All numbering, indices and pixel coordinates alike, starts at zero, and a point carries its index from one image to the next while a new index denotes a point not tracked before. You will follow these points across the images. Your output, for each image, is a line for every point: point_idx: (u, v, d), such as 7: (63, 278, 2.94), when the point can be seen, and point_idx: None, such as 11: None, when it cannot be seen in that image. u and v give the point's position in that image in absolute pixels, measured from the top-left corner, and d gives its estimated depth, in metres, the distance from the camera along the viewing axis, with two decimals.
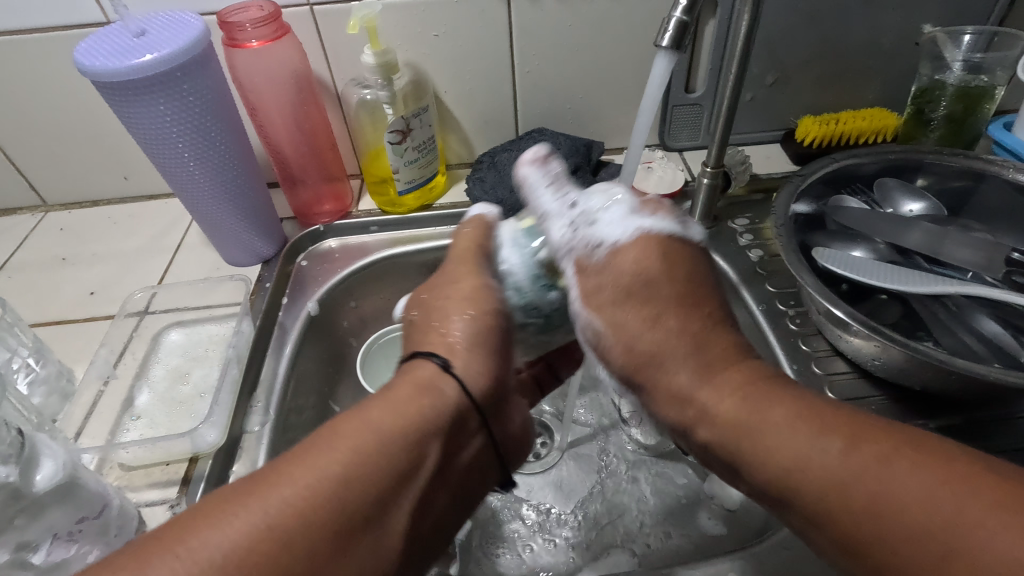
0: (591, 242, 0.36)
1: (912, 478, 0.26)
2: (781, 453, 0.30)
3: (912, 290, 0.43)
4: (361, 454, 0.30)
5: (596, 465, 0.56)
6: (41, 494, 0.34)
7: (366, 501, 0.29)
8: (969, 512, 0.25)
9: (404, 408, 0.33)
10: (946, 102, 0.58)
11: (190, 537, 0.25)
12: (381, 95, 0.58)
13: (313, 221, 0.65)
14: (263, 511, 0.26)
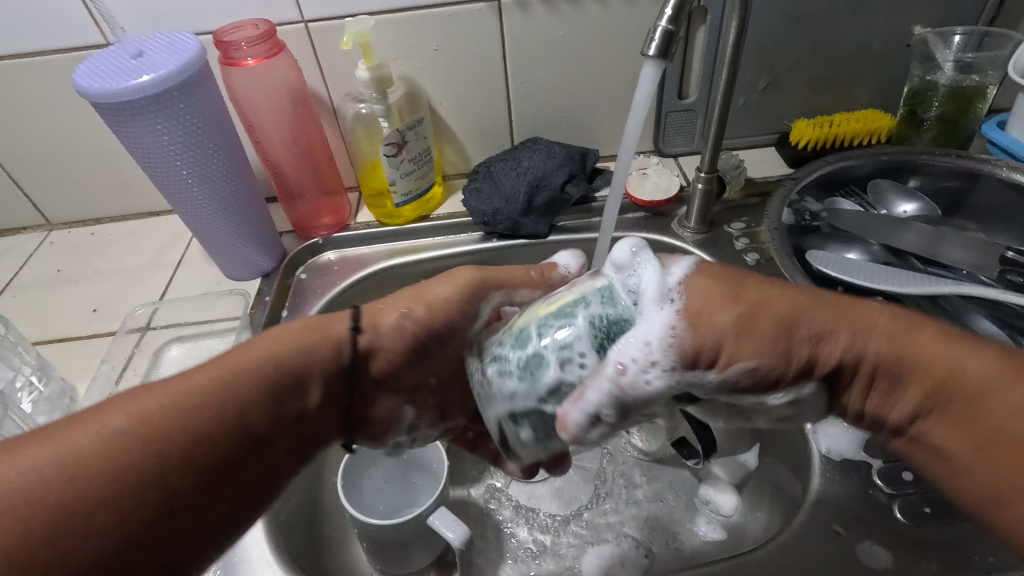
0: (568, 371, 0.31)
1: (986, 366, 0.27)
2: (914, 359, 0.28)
3: (905, 291, 0.43)
4: (192, 402, 0.31)
5: (596, 473, 0.56)
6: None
7: (219, 428, 0.31)
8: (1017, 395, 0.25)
9: (273, 344, 0.37)
10: (938, 103, 0.58)
11: (29, 456, 0.27)
12: (377, 109, 0.58)
13: (312, 234, 0.66)
14: (116, 431, 0.29)
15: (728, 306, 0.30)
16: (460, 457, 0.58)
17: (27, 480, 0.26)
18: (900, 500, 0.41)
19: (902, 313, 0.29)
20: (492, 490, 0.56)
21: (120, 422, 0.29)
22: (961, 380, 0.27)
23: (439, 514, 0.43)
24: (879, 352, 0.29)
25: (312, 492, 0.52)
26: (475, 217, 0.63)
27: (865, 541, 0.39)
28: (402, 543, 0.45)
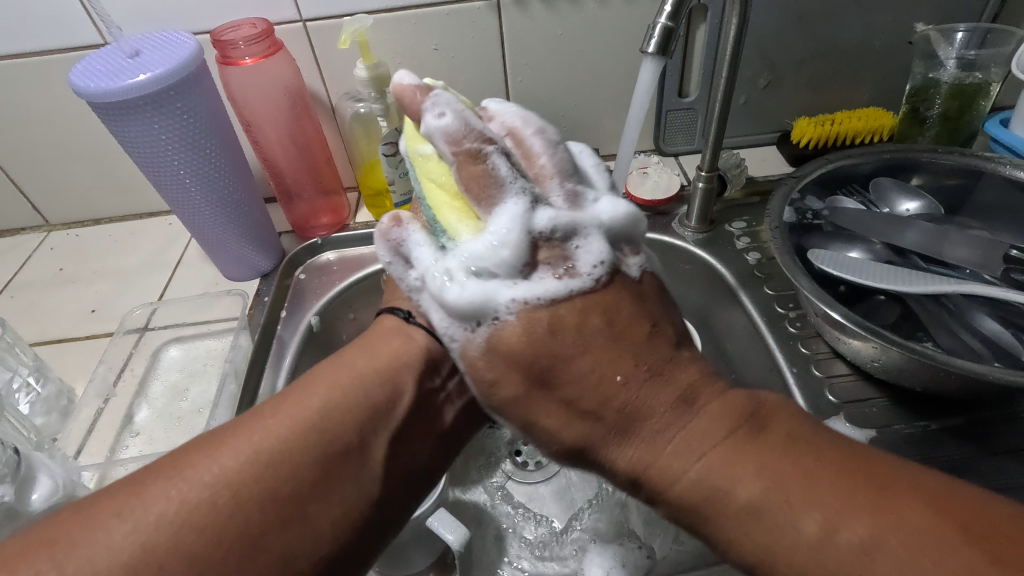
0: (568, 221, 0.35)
1: (858, 525, 0.26)
2: (793, 528, 0.27)
3: (909, 290, 0.43)
4: (326, 412, 0.32)
5: (596, 474, 0.56)
6: (36, 513, 0.33)
7: (354, 421, 0.33)
8: (894, 547, 0.25)
9: (335, 378, 0.34)
10: (941, 101, 0.58)
11: (154, 498, 0.27)
12: (375, 108, 0.58)
13: (311, 234, 0.66)
14: (241, 460, 0.29)
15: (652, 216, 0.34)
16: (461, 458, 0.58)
17: (169, 508, 0.27)
18: None
19: (743, 440, 0.30)
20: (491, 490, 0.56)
21: (224, 458, 0.29)
22: (733, 500, 0.29)
23: (439, 516, 0.43)
24: (745, 495, 0.29)
25: None
26: None
27: None
28: (402, 545, 0.44)
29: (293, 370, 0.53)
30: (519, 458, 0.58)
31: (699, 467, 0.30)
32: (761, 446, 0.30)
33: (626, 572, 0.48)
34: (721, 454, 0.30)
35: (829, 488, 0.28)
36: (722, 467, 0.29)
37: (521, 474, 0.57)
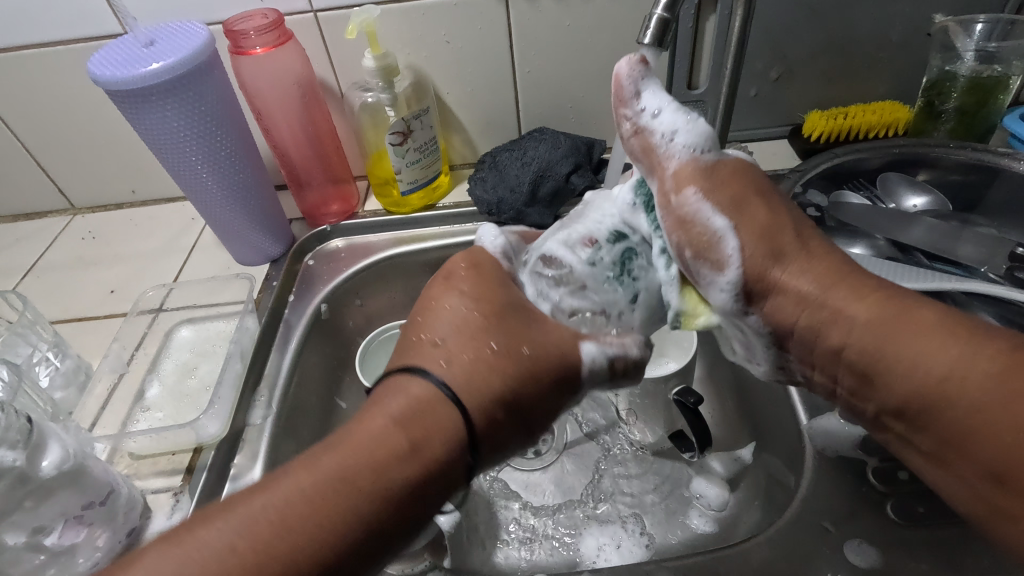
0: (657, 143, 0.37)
1: (971, 367, 0.28)
2: (923, 367, 0.29)
3: (909, 288, 0.42)
4: (359, 460, 0.29)
5: (592, 465, 0.57)
6: (46, 478, 0.35)
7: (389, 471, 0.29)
8: (976, 372, 0.28)
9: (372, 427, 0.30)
10: (957, 94, 0.57)
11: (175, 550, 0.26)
12: (383, 98, 0.59)
13: (322, 222, 0.67)
14: (299, 496, 0.28)
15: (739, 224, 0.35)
16: None
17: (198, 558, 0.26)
18: (892, 499, 0.40)
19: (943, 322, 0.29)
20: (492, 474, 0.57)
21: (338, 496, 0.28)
22: (939, 372, 0.28)
23: None
24: (846, 333, 0.32)
25: None
26: (481, 207, 0.65)
27: (852, 538, 0.39)
28: None
29: (299, 353, 0.56)
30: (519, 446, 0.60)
31: (861, 314, 0.31)
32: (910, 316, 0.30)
33: (620, 552, 0.51)
34: (932, 369, 0.29)
35: (906, 352, 0.30)
36: (894, 323, 0.30)
37: (520, 461, 0.59)
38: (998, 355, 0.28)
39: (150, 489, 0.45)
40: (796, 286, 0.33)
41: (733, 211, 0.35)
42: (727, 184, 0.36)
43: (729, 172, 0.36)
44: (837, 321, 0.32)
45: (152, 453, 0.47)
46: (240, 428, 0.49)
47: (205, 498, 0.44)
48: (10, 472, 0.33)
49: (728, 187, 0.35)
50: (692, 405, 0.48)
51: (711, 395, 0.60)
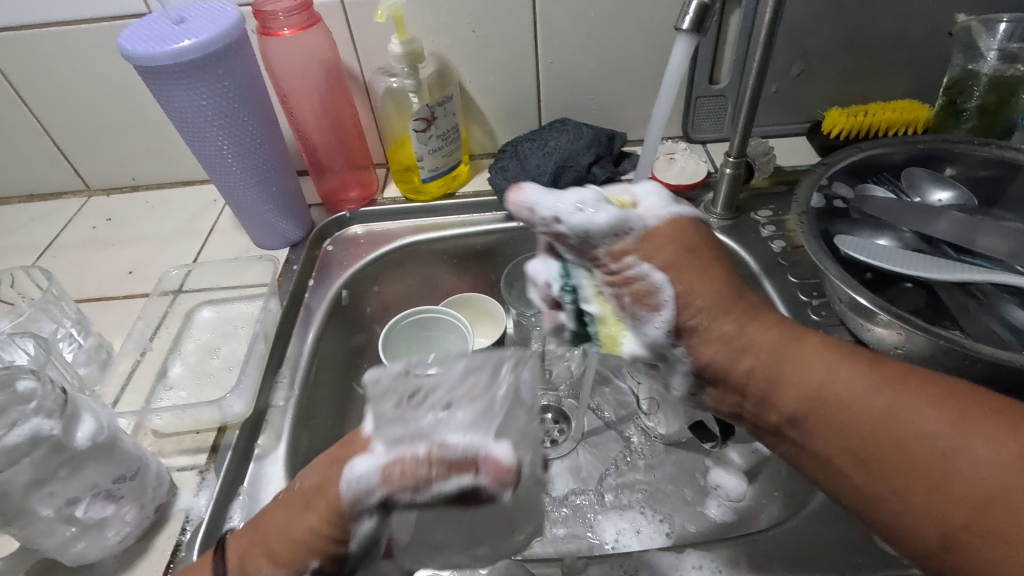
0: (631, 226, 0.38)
1: (877, 391, 0.33)
2: (835, 391, 0.34)
3: (939, 277, 0.42)
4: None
5: (611, 458, 0.58)
6: (80, 449, 0.35)
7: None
8: (913, 416, 0.32)
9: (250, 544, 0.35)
10: (979, 93, 0.57)
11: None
12: (407, 84, 0.59)
13: (339, 208, 0.68)
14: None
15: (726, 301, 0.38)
16: None
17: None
18: None
19: (841, 352, 0.35)
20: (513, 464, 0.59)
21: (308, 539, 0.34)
22: (844, 396, 0.34)
23: None
24: (790, 397, 0.35)
25: None
26: (500, 196, 0.65)
27: None
28: None
29: (319, 336, 0.56)
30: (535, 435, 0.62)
31: (768, 340, 0.37)
32: (805, 341, 0.36)
33: (640, 537, 0.52)
34: (844, 385, 0.34)
35: (843, 384, 0.34)
36: (824, 364, 0.35)
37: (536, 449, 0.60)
38: (883, 378, 0.33)
39: (174, 466, 0.45)
40: (722, 337, 0.38)
41: (681, 302, 0.38)
42: (659, 252, 0.38)
43: (668, 231, 0.39)
44: (773, 385, 0.36)
45: (176, 430, 0.47)
46: (263, 409, 0.49)
47: (230, 477, 0.44)
48: (47, 440, 0.33)
49: (667, 248, 0.38)
50: None
51: None
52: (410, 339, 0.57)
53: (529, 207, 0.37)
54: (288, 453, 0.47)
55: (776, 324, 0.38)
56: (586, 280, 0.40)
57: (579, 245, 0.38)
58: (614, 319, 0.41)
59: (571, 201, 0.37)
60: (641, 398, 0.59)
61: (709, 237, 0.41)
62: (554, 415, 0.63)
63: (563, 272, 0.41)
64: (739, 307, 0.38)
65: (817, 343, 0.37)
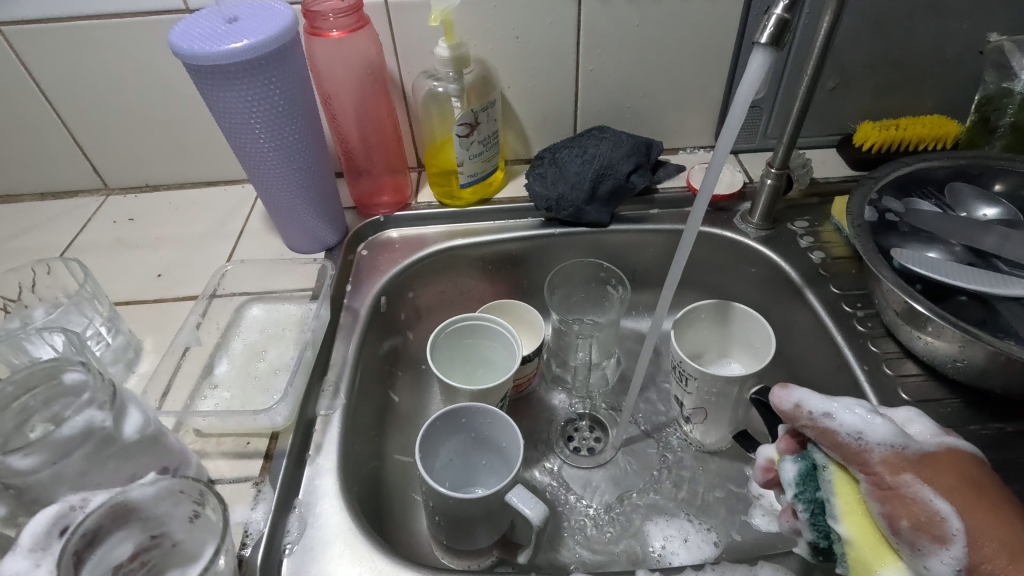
0: (841, 424, 0.34)
1: None
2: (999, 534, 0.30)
3: (993, 291, 0.43)
4: None
5: (653, 467, 0.59)
6: (128, 441, 0.35)
7: None
8: None
9: None
10: (1013, 110, 0.59)
11: None
12: (451, 89, 0.58)
13: (372, 211, 0.67)
14: None
15: (952, 488, 0.32)
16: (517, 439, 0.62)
17: None
18: None
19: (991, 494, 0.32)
20: (553, 473, 0.59)
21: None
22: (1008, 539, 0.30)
23: (517, 491, 0.44)
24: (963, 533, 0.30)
25: (375, 465, 0.53)
26: (538, 202, 0.64)
27: None
28: (474, 520, 0.45)
29: (362, 343, 0.55)
30: (573, 444, 0.61)
31: (956, 488, 0.32)
32: (973, 479, 0.32)
33: (689, 546, 0.53)
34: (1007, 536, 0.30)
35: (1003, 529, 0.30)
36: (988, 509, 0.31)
37: (574, 458, 0.60)
38: None
39: (226, 478, 0.43)
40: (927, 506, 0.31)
41: (890, 489, 0.32)
42: (931, 473, 0.32)
43: (949, 457, 0.33)
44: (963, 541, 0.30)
45: (226, 440, 0.45)
46: (311, 418, 0.48)
47: (285, 489, 0.43)
48: (98, 432, 0.34)
49: (950, 473, 0.32)
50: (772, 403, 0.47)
51: None
52: (453, 346, 0.56)
53: (796, 403, 0.36)
54: (340, 463, 0.46)
55: (967, 479, 0.32)
56: (831, 496, 0.35)
57: (848, 447, 0.34)
58: (872, 541, 0.33)
59: (842, 417, 0.35)
60: (687, 407, 0.55)
61: (995, 483, 0.33)
62: (589, 423, 0.63)
63: (806, 480, 0.36)
64: (969, 490, 0.32)
65: (981, 483, 0.32)
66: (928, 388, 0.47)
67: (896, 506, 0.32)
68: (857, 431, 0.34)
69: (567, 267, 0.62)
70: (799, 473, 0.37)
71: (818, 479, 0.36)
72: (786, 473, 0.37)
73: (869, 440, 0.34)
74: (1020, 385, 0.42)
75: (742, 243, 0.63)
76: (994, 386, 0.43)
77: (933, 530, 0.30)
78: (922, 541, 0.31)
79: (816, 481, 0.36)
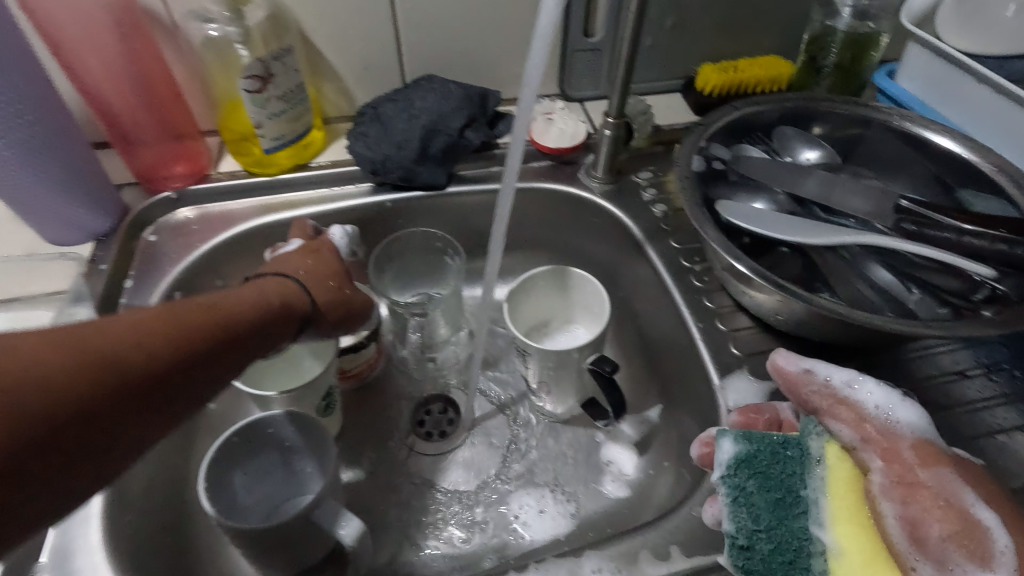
0: (856, 404, 0.34)
1: None
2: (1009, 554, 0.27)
3: (810, 242, 0.42)
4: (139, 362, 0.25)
5: (505, 443, 0.56)
6: None
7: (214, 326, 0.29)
8: None
9: (167, 319, 0.27)
10: (836, 49, 0.58)
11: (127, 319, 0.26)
12: (231, 31, 0.49)
13: (162, 187, 0.55)
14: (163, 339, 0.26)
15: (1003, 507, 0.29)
16: (361, 432, 0.56)
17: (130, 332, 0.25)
18: None
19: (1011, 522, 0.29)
20: (400, 465, 0.54)
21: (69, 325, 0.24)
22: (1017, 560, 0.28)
23: (329, 511, 0.39)
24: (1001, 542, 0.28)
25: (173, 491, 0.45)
26: (362, 165, 0.56)
27: None
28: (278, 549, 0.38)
29: None
30: (424, 429, 0.57)
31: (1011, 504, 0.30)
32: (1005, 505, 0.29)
33: (548, 515, 0.51)
34: None
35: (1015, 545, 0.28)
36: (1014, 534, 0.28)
37: (426, 445, 0.56)
38: None
39: None
40: (949, 510, 0.28)
41: (903, 486, 0.30)
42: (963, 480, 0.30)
43: (978, 475, 0.31)
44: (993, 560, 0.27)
45: None
46: None
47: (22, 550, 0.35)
48: None
49: (987, 485, 0.30)
50: (608, 373, 0.47)
51: (619, 357, 0.60)
52: None
53: (805, 372, 0.36)
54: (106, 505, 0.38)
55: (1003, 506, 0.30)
56: (813, 491, 0.32)
57: (874, 432, 0.33)
58: (861, 547, 0.30)
59: (869, 394, 0.34)
60: (531, 381, 0.52)
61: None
62: (441, 404, 0.59)
63: (746, 464, 0.34)
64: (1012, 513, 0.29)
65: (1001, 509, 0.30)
66: (759, 340, 0.47)
67: (920, 508, 0.29)
68: (887, 412, 0.33)
69: (400, 237, 0.54)
70: (739, 454, 0.34)
71: (796, 474, 0.33)
72: (721, 453, 0.34)
73: (896, 419, 0.33)
74: (833, 335, 0.42)
75: (585, 198, 0.59)
76: (814, 335, 0.43)
77: (975, 544, 0.27)
78: (956, 556, 0.27)
79: (779, 469, 0.33)
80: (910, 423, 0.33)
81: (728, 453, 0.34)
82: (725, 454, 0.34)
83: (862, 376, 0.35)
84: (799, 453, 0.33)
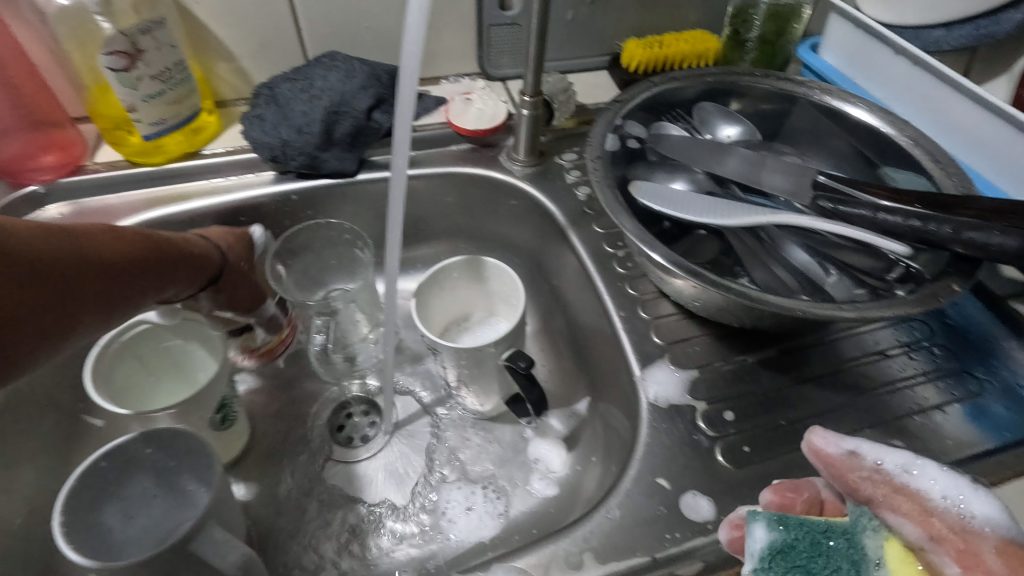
0: (901, 486, 0.26)
1: None
2: None
3: (728, 224, 0.40)
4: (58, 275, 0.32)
5: (428, 444, 0.52)
6: None
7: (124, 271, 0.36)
8: None
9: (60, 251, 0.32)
10: (760, 22, 0.56)
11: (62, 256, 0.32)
12: (87, 1, 0.43)
13: (30, 180, 0.49)
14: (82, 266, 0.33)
15: None
16: (272, 441, 0.52)
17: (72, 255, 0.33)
18: (720, 443, 0.38)
19: None
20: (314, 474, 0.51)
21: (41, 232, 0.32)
22: None
23: (209, 536, 0.33)
24: None
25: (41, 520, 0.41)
26: (259, 152, 0.51)
27: (689, 492, 0.36)
28: None
29: None
30: (342, 435, 0.53)
31: None
32: None
33: (476, 515, 0.48)
34: None
35: None
36: None
37: (343, 452, 0.52)
38: None
39: None
40: None
41: None
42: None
43: None
44: None
45: None
46: None
47: None
48: None
49: None
50: (523, 369, 0.44)
51: (548, 348, 0.57)
52: (146, 359, 0.46)
53: (846, 452, 0.27)
54: None
55: None
56: None
57: (929, 529, 0.25)
58: None
59: (933, 481, 0.26)
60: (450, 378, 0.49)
61: None
62: (362, 407, 0.55)
63: (781, 556, 0.26)
64: None
65: None
66: (683, 328, 0.45)
67: None
68: (954, 500, 0.25)
69: (301, 231, 0.51)
70: (772, 544, 0.26)
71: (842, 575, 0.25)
72: (752, 543, 0.27)
73: (974, 513, 0.24)
74: (752, 321, 0.41)
75: (505, 182, 0.56)
76: (734, 320, 0.42)
77: None
78: None
79: (821, 566, 0.25)
80: (977, 512, 0.24)
81: (761, 544, 0.27)
82: (755, 545, 0.27)
83: (923, 462, 0.26)
84: (847, 546, 0.26)
